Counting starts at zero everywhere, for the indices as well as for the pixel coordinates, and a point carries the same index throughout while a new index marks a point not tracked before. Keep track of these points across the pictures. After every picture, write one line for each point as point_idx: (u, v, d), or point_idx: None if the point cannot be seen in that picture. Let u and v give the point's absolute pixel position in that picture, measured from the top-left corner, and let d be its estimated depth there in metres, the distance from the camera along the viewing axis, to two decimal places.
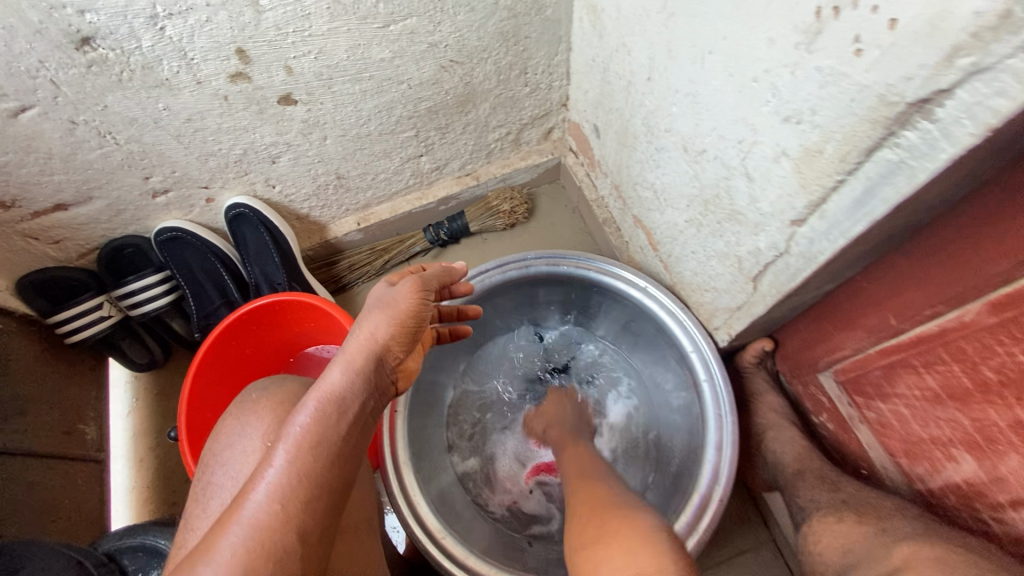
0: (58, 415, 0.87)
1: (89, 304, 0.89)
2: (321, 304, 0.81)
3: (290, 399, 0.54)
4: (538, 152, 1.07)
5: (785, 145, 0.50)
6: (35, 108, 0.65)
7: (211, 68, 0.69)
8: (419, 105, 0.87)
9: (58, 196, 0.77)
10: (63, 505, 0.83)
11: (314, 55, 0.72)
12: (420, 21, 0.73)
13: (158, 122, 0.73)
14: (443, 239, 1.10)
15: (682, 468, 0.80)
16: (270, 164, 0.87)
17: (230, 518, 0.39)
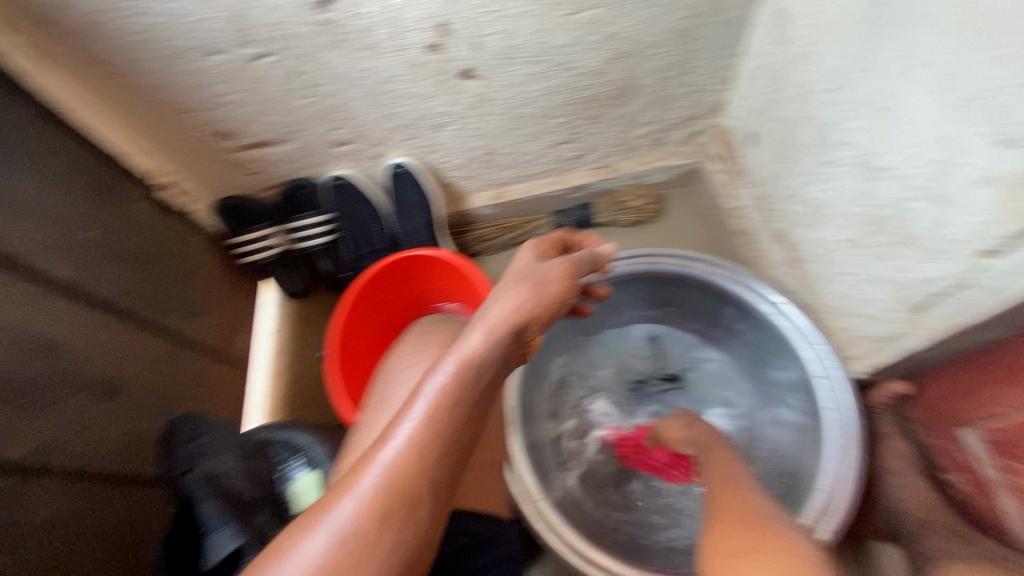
0: (223, 321, 1.02)
1: (262, 232, 1.02)
2: (459, 262, 0.87)
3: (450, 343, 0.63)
4: (678, 154, 1.08)
5: (995, 170, 0.48)
6: (271, 57, 0.76)
7: (414, 38, 0.77)
8: (580, 93, 0.91)
9: (265, 135, 0.89)
10: (213, 398, 0.97)
11: (502, 35, 0.78)
12: (606, 12, 0.77)
13: (357, 81, 0.83)
14: (568, 226, 1.13)
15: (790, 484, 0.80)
16: (435, 132, 0.95)
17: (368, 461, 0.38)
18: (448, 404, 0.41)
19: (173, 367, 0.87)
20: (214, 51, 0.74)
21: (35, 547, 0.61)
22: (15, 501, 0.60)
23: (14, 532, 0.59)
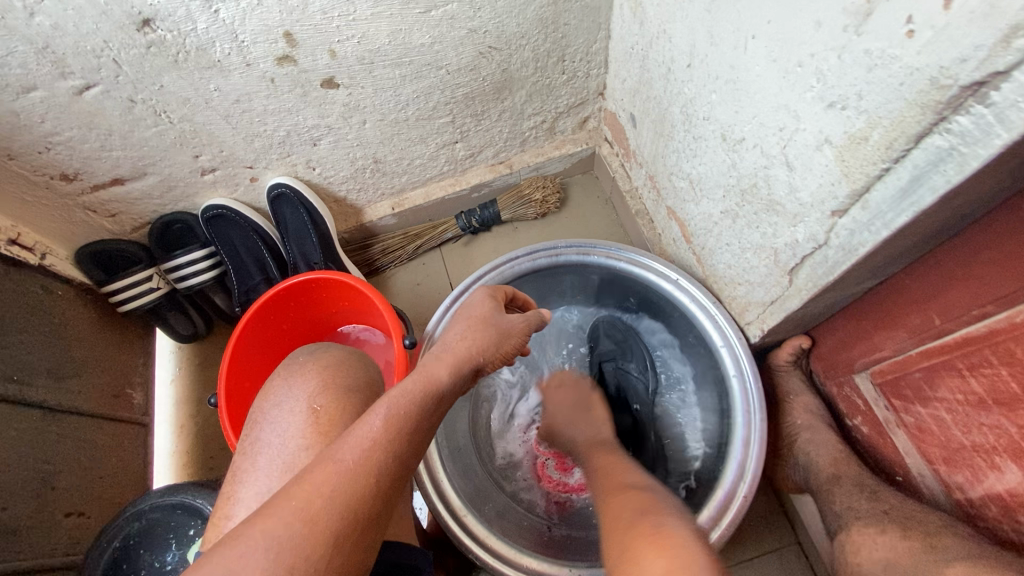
0: (107, 380, 0.93)
1: (138, 276, 0.93)
2: (354, 283, 0.82)
3: (333, 364, 0.55)
4: (572, 142, 1.07)
5: (827, 133, 0.49)
6: (98, 87, 0.69)
7: (260, 50, 0.71)
8: (456, 91, 0.88)
9: (116, 171, 0.81)
10: (110, 462, 0.88)
11: (357, 39, 0.74)
12: (461, 7, 0.74)
13: (209, 102, 0.76)
14: (474, 227, 1.10)
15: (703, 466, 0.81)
16: (312, 147, 0.89)
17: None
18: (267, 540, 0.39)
19: (52, 437, 0.78)
20: (25, 88, 0.66)
21: None
22: None
23: None
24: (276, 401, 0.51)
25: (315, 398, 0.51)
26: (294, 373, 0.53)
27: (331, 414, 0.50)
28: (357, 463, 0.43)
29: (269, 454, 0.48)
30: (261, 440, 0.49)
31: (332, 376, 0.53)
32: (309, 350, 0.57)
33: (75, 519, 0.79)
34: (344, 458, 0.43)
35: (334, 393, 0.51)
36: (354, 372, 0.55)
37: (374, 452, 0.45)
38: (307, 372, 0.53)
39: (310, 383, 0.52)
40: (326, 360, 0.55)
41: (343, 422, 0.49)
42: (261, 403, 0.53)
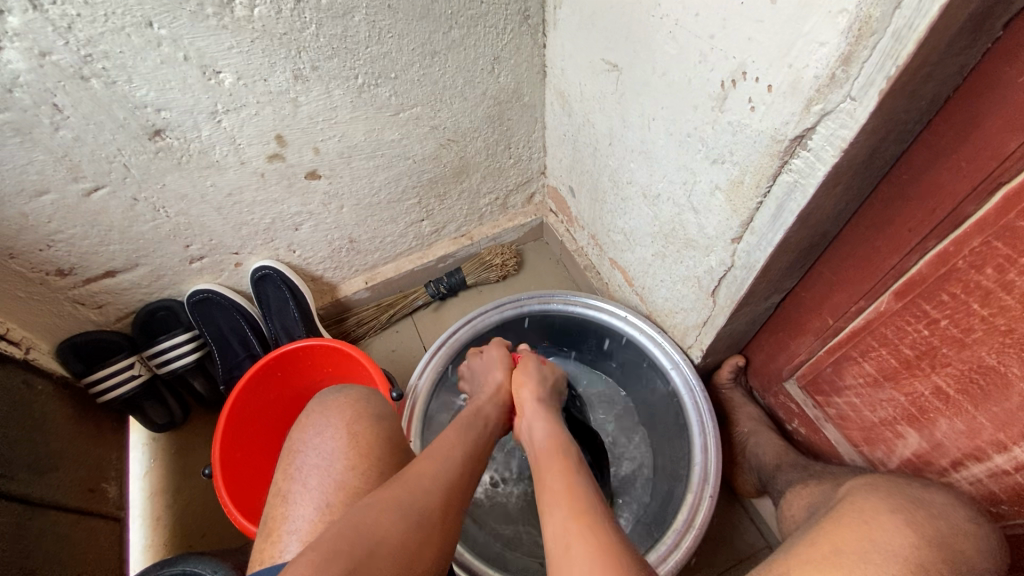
0: (83, 473, 0.91)
1: (123, 363, 0.96)
2: (339, 345, 0.89)
3: (360, 399, 0.66)
4: (522, 214, 1.24)
5: (717, 181, 0.66)
6: (107, 188, 0.78)
7: (254, 151, 0.84)
8: (421, 177, 1.03)
9: (110, 264, 0.88)
10: (86, 559, 0.84)
11: (338, 139, 0.88)
12: (424, 110, 0.91)
13: (204, 197, 0.86)
14: (442, 293, 1.21)
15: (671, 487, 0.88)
16: (294, 231, 1.00)
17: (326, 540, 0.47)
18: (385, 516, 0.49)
19: (35, 528, 0.76)
20: (40, 193, 0.74)
21: None
22: None
23: None
24: (317, 432, 0.61)
25: (351, 425, 0.61)
26: (329, 407, 0.63)
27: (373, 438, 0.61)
28: (435, 482, 0.54)
29: (317, 475, 0.57)
30: (306, 464, 0.58)
31: (360, 409, 0.64)
32: (332, 391, 0.68)
33: None
34: (427, 476, 0.54)
35: (368, 421, 0.62)
36: (378, 405, 0.66)
37: (444, 473, 0.56)
38: (341, 407, 0.64)
39: (344, 416, 0.62)
40: (351, 396, 0.66)
41: (375, 445, 0.60)
42: (298, 435, 0.62)
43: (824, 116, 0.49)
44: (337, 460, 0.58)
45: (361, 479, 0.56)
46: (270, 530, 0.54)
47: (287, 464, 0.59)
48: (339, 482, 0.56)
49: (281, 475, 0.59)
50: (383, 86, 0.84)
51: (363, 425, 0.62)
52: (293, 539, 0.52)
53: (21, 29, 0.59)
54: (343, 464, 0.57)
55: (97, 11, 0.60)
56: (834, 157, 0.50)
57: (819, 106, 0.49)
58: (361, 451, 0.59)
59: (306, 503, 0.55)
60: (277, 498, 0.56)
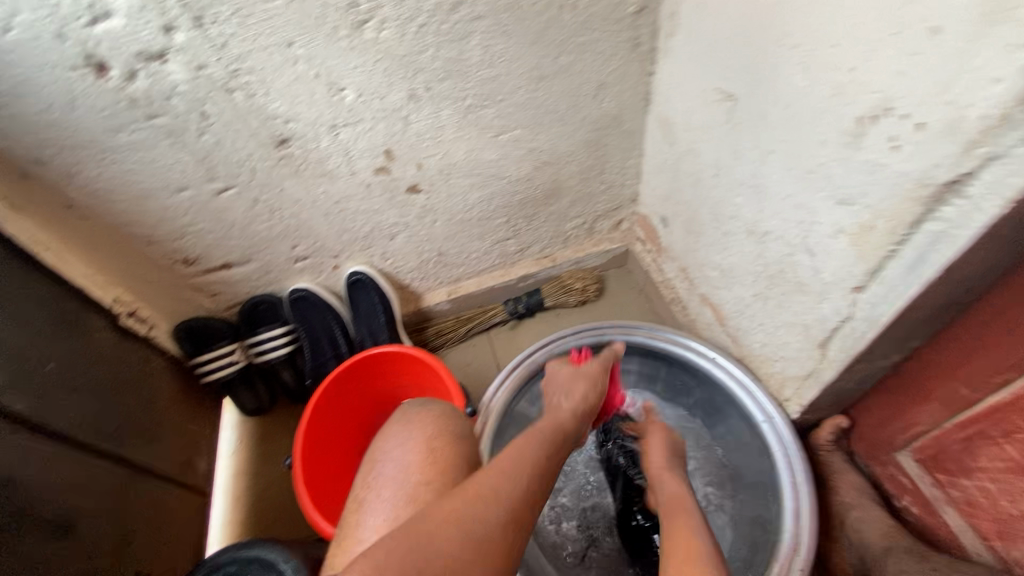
0: (180, 446, 0.99)
1: (224, 348, 1.04)
2: (421, 355, 0.91)
3: (443, 415, 0.66)
4: (609, 240, 1.21)
5: (841, 224, 0.60)
6: (234, 189, 0.85)
7: (363, 163, 0.88)
8: (513, 197, 1.04)
9: (228, 257, 0.96)
10: (167, 531, 0.90)
11: (440, 156, 0.91)
12: (525, 131, 0.93)
13: (314, 203, 0.92)
14: (520, 313, 1.21)
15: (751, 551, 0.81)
16: (388, 241, 1.04)
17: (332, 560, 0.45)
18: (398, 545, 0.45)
19: (127, 498, 0.83)
20: (180, 189, 0.82)
21: None
22: None
23: None
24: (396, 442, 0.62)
25: (430, 440, 0.62)
26: (412, 417, 0.65)
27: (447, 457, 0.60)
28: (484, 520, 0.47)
29: (393, 484, 0.57)
30: (387, 471, 0.59)
31: (441, 426, 0.64)
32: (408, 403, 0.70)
33: None
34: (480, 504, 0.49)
35: (445, 439, 0.63)
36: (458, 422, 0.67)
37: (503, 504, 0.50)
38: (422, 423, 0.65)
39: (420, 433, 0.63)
40: (434, 412, 0.67)
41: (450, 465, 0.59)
42: (380, 443, 0.64)
43: (989, 161, 0.43)
44: (412, 475, 0.58)
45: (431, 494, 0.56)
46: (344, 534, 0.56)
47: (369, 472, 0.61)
48: (411, 497, 0.56)
49: (362, 482, 0.60)
50: (489, 108, 0.86)
51: (441, 443, 0.62)
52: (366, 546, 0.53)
53: (186, 45, 0.66)
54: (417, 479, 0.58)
55: (250, 31, 0.67)
56: (996, 208, 0.44)
57: (983, 150, 0.43)
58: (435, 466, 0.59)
59: (380, 512, 0.55)
60: (355, 505, 0.58)
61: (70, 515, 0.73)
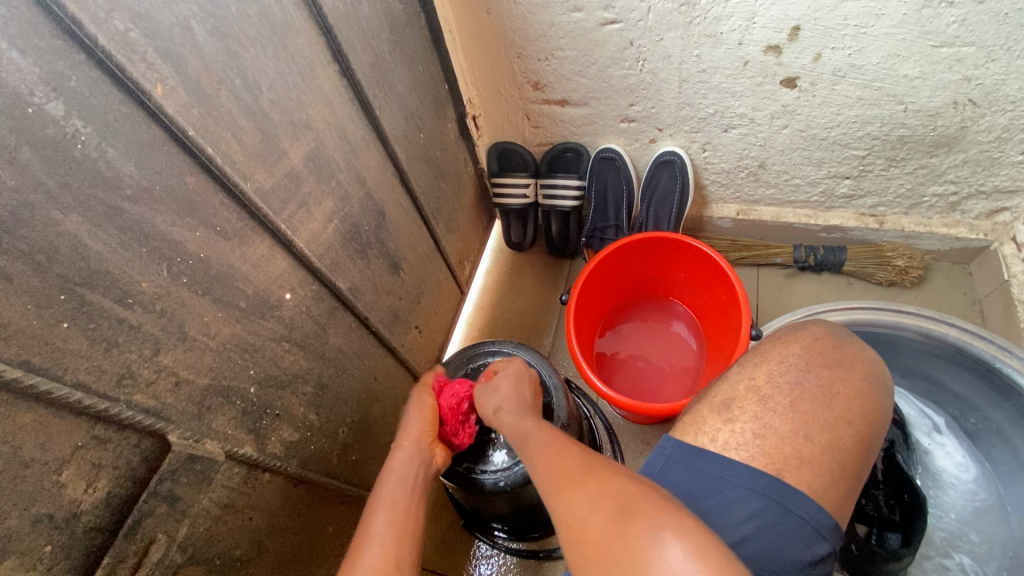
0: (461, 246, 1.12)
1: (522, 180, 1.13)
2: (714, 258, 0.86)
3: (787, 334, 0.56)
4: (967, 227, 0.98)
5: None
6: (619, 25, 0.83)
7: (760, 35, 0.78)
8: (894, 131, 0.86)
9: (570, 94, 0.97)
10: (440, 307, 1.06)
11: (850, 51, 0.77)
12: (978, 53, 0.73)
13: (680, 65, 0.86)
14: (810, 264, 1.08)
15: None
16: (720, 132, 0.95)
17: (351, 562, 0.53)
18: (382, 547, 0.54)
19: (427, 268, 0.98)
20: (576, 9, 0.82)
21: (330, 364, 0.74)
22: (332, 324, 0.72)
23: (324, 343, 0.71)
24: (769, 356, 0.53)
25: (778, 352, 0.53)
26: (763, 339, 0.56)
27: (865, 412, 0.49)
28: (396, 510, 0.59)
29: (788, 407, 0.49)
30: (783, 385, 0.50)
31: (783, 336, 0.56)
32: (817, 340, 0.54)
33: (414, 333, 0.96)
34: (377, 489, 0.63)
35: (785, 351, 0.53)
36: (792, 336, 0.55)
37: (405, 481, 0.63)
38: (839, 353, 0.53)
39: (831, 359, 0.52)
40: (781, 332, 0.57)
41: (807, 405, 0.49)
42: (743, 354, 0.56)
43: None
44: (815, 414, 0.48)
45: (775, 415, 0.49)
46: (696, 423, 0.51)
47: (756, 373, 0.52)
48: (808, 437, 0.47)
49: (739, 380, 0.53)
50: (957, 7, 0.68)
51: (787, 354, 0.53)
52: (736, 455, 0.47)
53: None
54: (821, 422, 0.48)
55: None
56: None
57: None
58: (849, 417, 0.48)
59: (768, 430, 0.48)
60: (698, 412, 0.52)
61: (400, 260, 0.88)
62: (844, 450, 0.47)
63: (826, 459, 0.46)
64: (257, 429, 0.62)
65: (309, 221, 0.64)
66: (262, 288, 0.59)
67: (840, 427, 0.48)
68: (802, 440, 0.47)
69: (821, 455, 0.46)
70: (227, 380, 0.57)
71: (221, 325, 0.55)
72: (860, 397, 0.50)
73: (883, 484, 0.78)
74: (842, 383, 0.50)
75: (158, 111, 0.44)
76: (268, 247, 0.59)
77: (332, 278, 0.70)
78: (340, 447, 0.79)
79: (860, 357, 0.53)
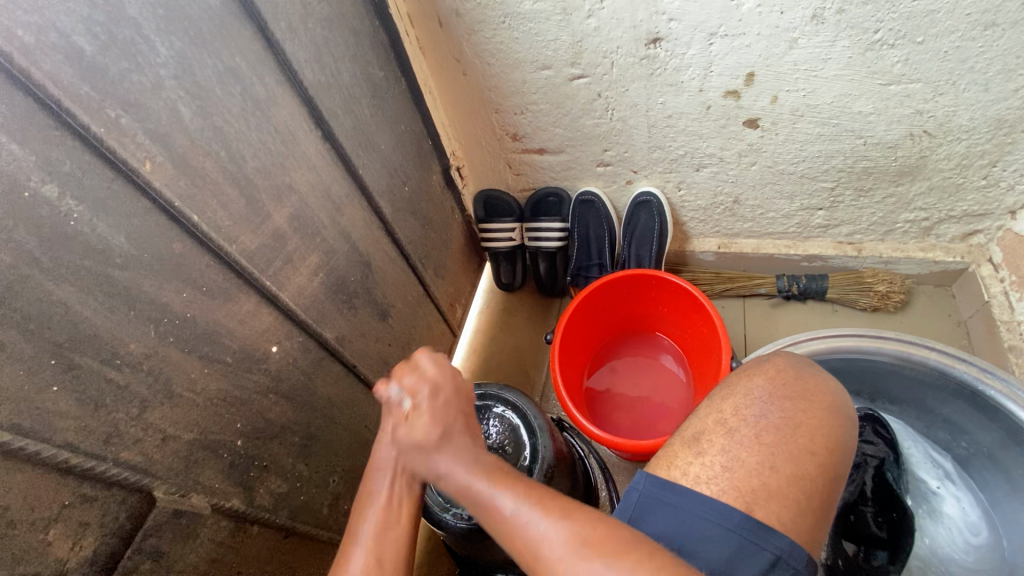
0: (451, 291, 1.15)
1: (508, 225, 1.17)
2: (693, 293, 0.88)
3: (755, 365, 0.57)
4: (945, 250, 1.00)
5: None
6: (586, 79, 0.88)
7: (718, 82, 0.83)
8: (857, 163, 0.90)
9: (547, 143, 1.02)
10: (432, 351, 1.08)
11: (804, 93, 0.81)
12: (925, 88, 0.77)
13: (647, 112, 0.91)
14: (793, 293, 1.09)
15: None
16: (693, 171, 1.00)
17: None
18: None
19: (417, 314, 1.01)
20: (545, 67, 0.87)
21: (318, 413, 0.75)
22: (319, 374, 0.74)
23: (312, 393, 0.73)
24: (735, 389, 0.54)
25: (745, 385, 0.54)
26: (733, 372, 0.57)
27: (830, 442, 0.50)
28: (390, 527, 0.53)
29: (754, 439, 0.50)
30: (749, 418, 0.51)
31: (751, 368, 0.57)
32: (784, 371, 0.55)
33: None
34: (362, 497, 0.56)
35: (752, 383, 0.54)
36: (760, 367, 0.56)
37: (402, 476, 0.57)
38: (803, 383, 0.53)
39: (796, 389, 0.53)
40: (750, 363, 0.58)
41: (773, 436, 0.50)
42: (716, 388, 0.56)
43: None
44: (780, 445, 0.49)
45: (742, 448, 0.49)
46: (669, 458, 0.52)
47: (723, 407, 0.53)
48: (773, 469, 0.48)
49: (707, 414, 0.54)
50: (898, 49, 0.73)
51: (754, 387, 0.53)
52: (706, 489, 0.48)
53: None
54: (787, 453, 0.49)
55: None
56: None
57: None
58: (813, 447, 0.49)
59: (735, 463, 0.48)
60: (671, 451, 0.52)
61: (388, 307, 0.91)
62: (809, 482, 0.48)
63: (792, 490, 0.47)
64: (245, 482, 0.64)
65: (295, 276, 0.67)
66: (249, 343, 0.62)
67: (807, 460, 0.49)
68: (768, 472, 0.48)
69: (787, 486, 0.47)
70: (214, 434, 0.59)
71: (208, 380, 0.57)
72: (824, 427, 0.51)
73: (874, 502, 0.79)
74: (804, 413, 0.51)
75: (146, 185, 0.48)
76: (254, 303, 0.62)
77: (318, 328, 0.73)
78: (331, 496, 0.80)
79: (823, 386, 0.54)
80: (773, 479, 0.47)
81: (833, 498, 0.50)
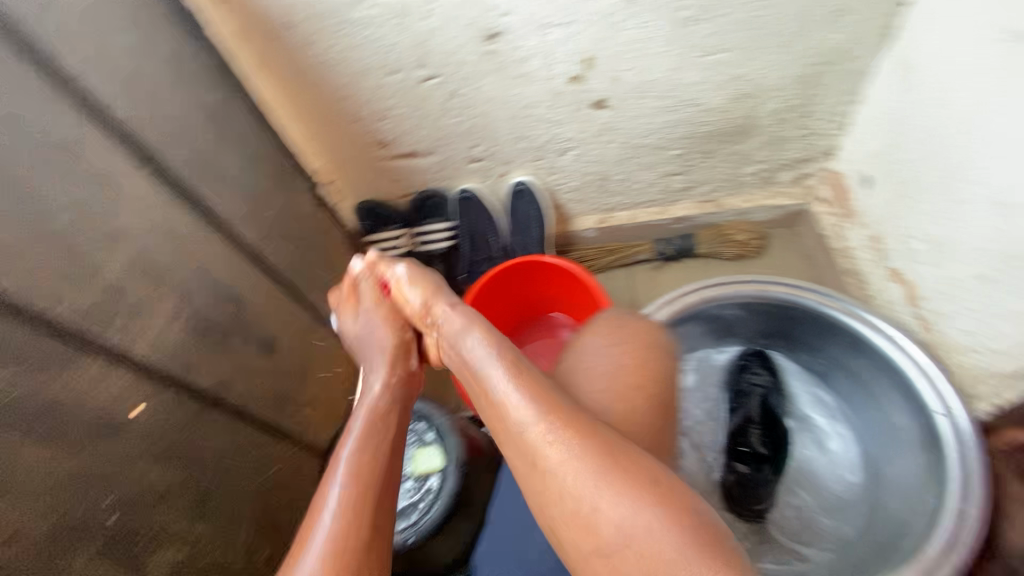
0: (346, 310, 1.12)
1: (393, 232, 1.15)
2: (576, 271, 0.93)
3: (594, 323, 0.69)
4: (786, 195, 1.12)
5: None
6: (438, 79, 0.89)
7: (562, 69, 0.87)
8: (698, 129, 0.98)
9: (414, 146, 1.02)
10: (336, 376, 1.06)
11: (639, 71, 0.88)
12: (737, 56, 0.86)
13: (504, 104, 0.94)
14: (670, 254, 1.18)
15: (899, 524, 0.76)
16: (559, 155, 1.04)
17: (300, 557, 0.48)
18: (344, 532, 0.49)
19: (311, 340, 0.97)
20: (394, 71, 0.87)
21: (208, 468, 0.70)
22: (202, 429, 0.69)
23: (198, 447, 0.69)
24: (581, 347, 0.66)
25: (588, 342, 0.66)
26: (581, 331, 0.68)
27: (657, 373, 0.63)
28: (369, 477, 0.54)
29: (597, 385, 0.61)
30: (593, 370, 0.63)
31: (592, 327, 0.68)
32: (616, 323, 0.67)
33: (309, 410, 0.95)
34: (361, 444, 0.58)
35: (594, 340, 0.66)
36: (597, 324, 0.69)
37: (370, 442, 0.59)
38: (629, 330, 0.66)
39: (625, 338, 0.65)
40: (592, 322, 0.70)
41: (614, 381, 0.61)
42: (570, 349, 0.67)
43: None
44: (616, 384, 0.61)
45: (593, 395, 0.61)
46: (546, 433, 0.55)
47: (575, 363, 0.65)
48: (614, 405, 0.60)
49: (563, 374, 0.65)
50: (707, 23, 0.80)
51: (597, 342, 0.65)
52: None
53: None
54: (624, 390, 0.61)
55: None
56: None
57: None
58: (641, 381, 0.61)
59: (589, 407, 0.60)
60: None
61: (274, 340, 0.86)
62: (645, 407, 0.60)
63: (630, 416, 0.59)
64: (129, 561, 0.58)
65: (149, 328, 0.62)
66: (103, 410, 0.56)
67: (640, 392, 0.61)
68: (614, 407, 0.59)
69: (625, 415, 0.59)
70: (78, 517, 0.53)
71: (56, 460, 0.51)
72: (649, 361, 0.63)
73: (761, 423, 0.89)
74: (633, 354, 0.63)
75: None
76: (101, 365, 0.56)
77: (190, 378, 0.68)
78: (243, 550, 0.75)
79: (647, 330, 0.67)
80: (614, 411, 0.59)
81: (668, 416, 0.62)
